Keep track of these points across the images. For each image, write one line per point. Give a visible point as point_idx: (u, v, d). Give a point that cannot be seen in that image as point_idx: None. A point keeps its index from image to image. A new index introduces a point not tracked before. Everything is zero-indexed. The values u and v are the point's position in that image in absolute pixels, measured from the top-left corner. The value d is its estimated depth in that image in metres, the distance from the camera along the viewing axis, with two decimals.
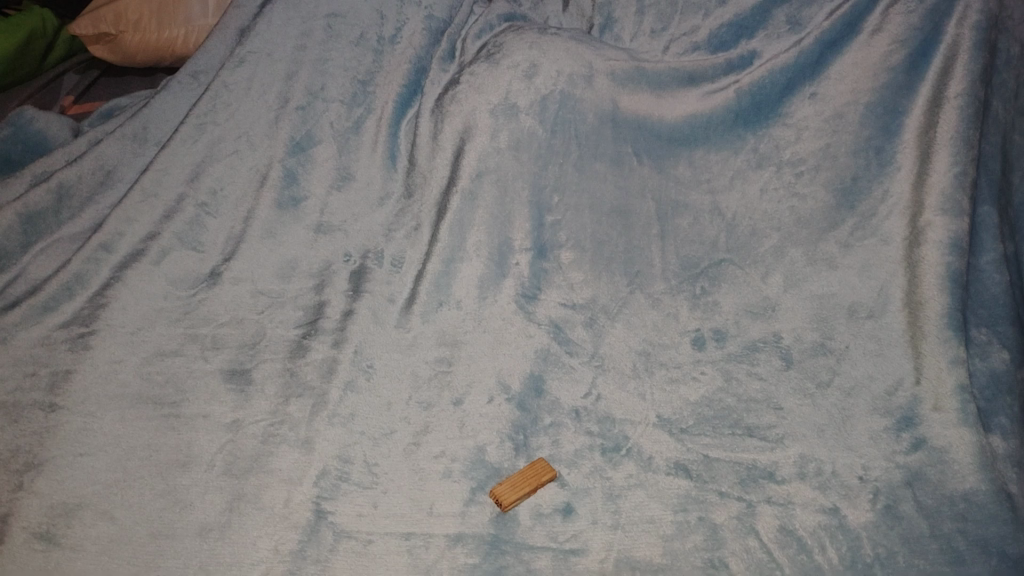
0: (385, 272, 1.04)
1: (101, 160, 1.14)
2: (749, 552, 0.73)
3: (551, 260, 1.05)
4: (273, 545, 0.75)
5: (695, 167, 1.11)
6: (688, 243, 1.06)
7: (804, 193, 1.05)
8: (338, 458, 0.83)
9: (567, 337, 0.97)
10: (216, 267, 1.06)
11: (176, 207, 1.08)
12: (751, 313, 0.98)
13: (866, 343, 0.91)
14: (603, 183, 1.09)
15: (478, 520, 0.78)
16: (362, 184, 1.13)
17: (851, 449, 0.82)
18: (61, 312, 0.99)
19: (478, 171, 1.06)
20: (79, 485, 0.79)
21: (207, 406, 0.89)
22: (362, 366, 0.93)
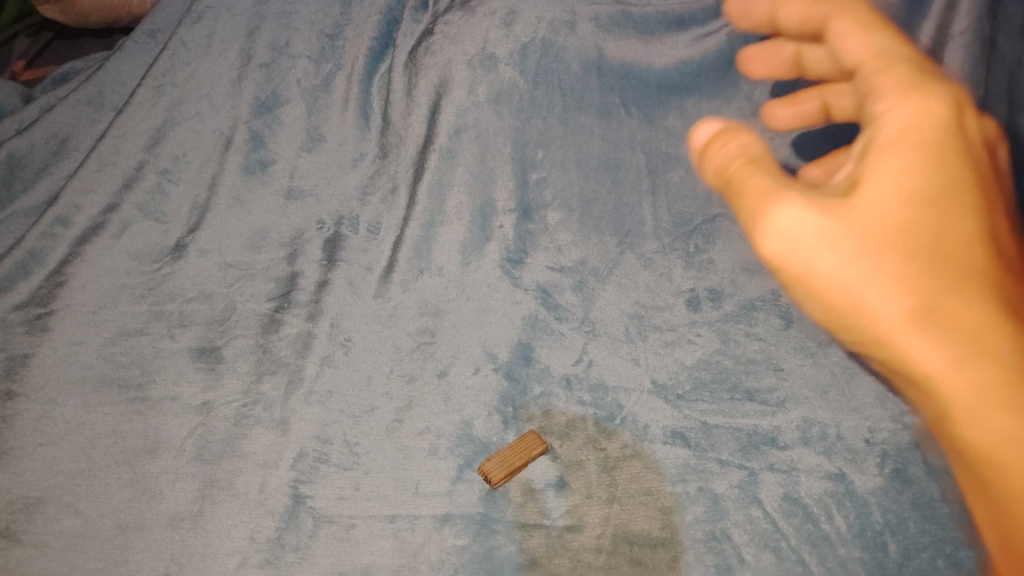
0: (362, 239, 0.98)
1: (54, 127, 1.06)
2: (753, 523, 0.70)
3: (537, 221, 0.99)
4: (249, 533, 0.71)
5: (687, 117, 1.05)
6: (681, 198, 1.00)
7: (801, 142, 0.98)
8: (316, 439, 0.79)
9: (555, 302, 0.91)
10: (181, 239, 0.98)
11: (136, 176, 1.01)
12: (748, 271, 0.92)
13: None
14: (591, 137, 1.03)
15: (467, 499, 0.73)
16: (333, 145, 1.04)
17: (856, 410, 0.77)
18: (18, 291, 0.93)
19: (456, 128, 1.02)
20: (40, 478, 0.75)
21: (175, 388, 0.83)
22: (340, 340, 0.88)
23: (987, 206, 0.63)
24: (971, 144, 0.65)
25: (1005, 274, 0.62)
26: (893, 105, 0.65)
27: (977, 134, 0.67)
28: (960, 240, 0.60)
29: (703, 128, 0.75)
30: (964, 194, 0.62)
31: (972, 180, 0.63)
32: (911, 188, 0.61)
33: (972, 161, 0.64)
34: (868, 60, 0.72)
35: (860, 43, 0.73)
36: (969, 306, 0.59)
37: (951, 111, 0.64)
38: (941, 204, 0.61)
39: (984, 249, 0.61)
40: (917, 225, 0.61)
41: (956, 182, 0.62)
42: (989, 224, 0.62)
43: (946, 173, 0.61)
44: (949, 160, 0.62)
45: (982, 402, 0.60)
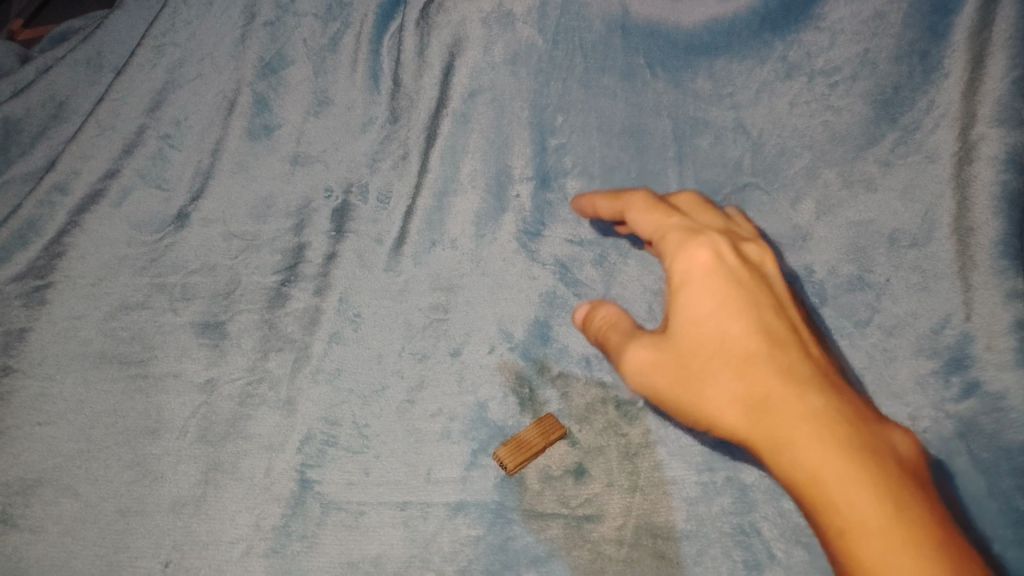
0: (372, 209, 0.93)
1: (52, 89, 1.02)
2: (784, 516, 0.66)
3: (555, 190, 0.95)
4: (254, 520, 0.68)
5: (716, 79, 0.98)
6: (709, 165, 0.95)
7: (839, 107, 0.94)
8: (324, 420, 0.75)
9: (574, 277, 0.87)
10: (183, 207, 0.93)
11: (137, 141, 0.96)
12: (781, 245, 0.88)
13: (909, 276, 0.83)
14: (613, 101, 0.98)
15: (481, 486, 0.70)
16: (341, 109, 0.98)
17: (895, 396, 0.75)
18: (14, 262, 0.88)
19: (471, 91, 0.98)
20: (38, 460, 0.72)
21: (178, 364, 0.80)
22: (349, 316, 0.84)
23: (795, 329, 0.64)
24: (752, 266, 0.66)
25: (822, 379, 0.61)
26: (684, 250, 0.65)
27: (766, 260, 0.69)
28: (746, 341, 0.62)
29: (577, 312, 0.76)
30: (754, 306, 0.63)
31: (758, 297, 0.64)
32: (693, 320, 0.62)
33: (756, 278, 0.66)
34: (653, 214, 0.72)
35: (639, 198, 0.75)
36: (770, 383, 0.60)
37: (724, 246, 0.66)
38: (729, 321, 0.62)
39: (772, 350, 0.61)
40: (723, 338, 0.61)
41: (755, 303, 0.64)
42: (780, 335, 0.63)
43: (733, 292, 0.63)
44: (731, 281, 0.63)
45: (836, 471, 0.54)
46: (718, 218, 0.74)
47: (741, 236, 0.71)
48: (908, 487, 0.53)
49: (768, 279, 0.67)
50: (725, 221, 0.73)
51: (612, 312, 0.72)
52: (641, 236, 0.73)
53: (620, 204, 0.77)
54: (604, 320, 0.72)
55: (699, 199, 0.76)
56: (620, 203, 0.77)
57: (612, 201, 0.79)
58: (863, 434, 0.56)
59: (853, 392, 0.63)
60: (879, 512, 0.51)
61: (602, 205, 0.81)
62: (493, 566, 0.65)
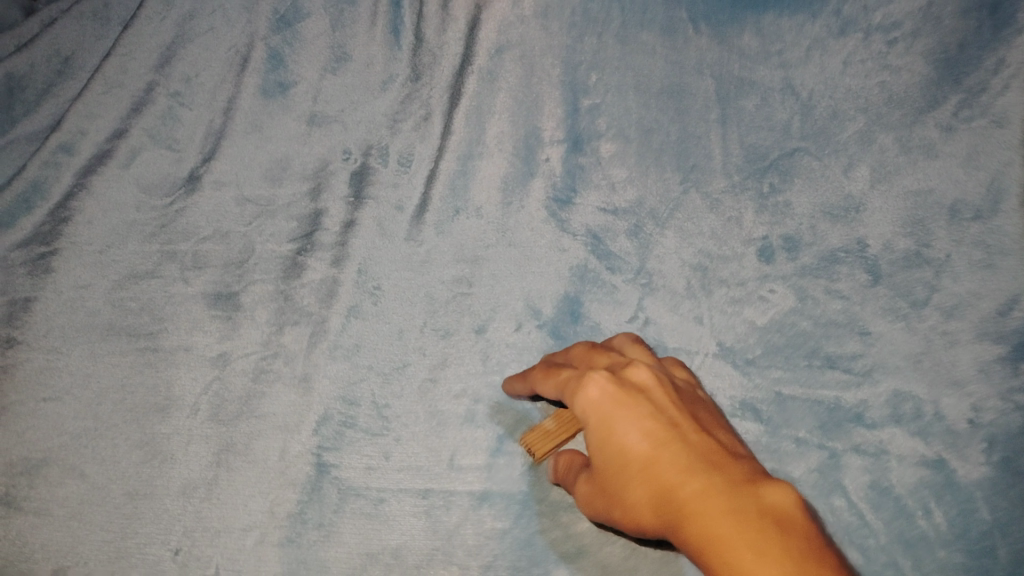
0: (392, 172, 0.88)
1: (57, 44, 0.96)
2: (835, 514, 0.61)
3: (588, 154, 0.89)
4: (268, 506, 0.64)
5: (764, 35, 0.92)
6: (754, 129, 0.88)
7: (897, 66, 0.87)
8: (341, 400, 0.71)
9: (607, 250, 0.81)
10: (194, 169, 0.88)
11: (145, 99, 0.90)
12: (832, 216, 0.82)
13: (971, 252, 0.77)
14: (651, 58, 0.92)
15: (508, 475, 0.66)
16: (360, 65, 0.92)
17: (956, 385, 0.68)
18: (19, 228, 0.83)
19: (498, 47, 0.94)
20: (42, 438, 0.68)
21: (189, 337, 0.76)
22: (368, 288, 0.79)
23: (678, 422, 0.56)
24: (636, 385, 0.57)
25: (709, 464, 0.52)
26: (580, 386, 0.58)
27: (656, 371, 0.60)
28: (636, 452, 0.54)
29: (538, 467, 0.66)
30: (639, 418, 0.55)
31: (643, 405, 0.56)
32: (602, 447, 0.55)
33: (637, 389, 0.57)
34: (549, 373, 0.65)
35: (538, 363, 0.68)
36: (669, 479, 0.52)
37: (608, 378, 0.57)
38: (617, 438, 0.55)
39: (664, 446, 0.54)
40: (626, 461, 0.54)
41: (639, 415, 0.55)
42: (665, 435, 0.54)
43: (621, 407, 0.56)
44: (616, 405, 0.56)
45: (728, 535, 0.47)
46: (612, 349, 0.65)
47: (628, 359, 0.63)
48: (777, 533, 0.47)
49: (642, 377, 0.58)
50: (620, 352, 0.65)
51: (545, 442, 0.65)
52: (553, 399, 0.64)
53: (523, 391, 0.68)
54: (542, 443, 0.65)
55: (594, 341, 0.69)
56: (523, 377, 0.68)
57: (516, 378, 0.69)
58: (750, 508, 0.48)
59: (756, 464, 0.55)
60: (783, 564, 0.45)
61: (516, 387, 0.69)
62: (520, 562, 0.61)
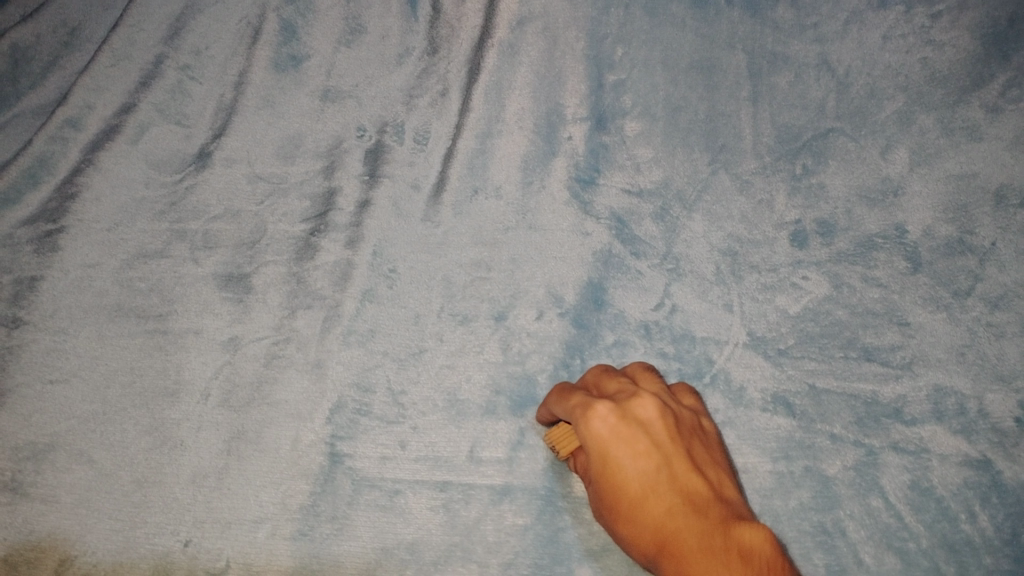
0: (408, 150, 0.84)
1: (63, 14, 0.93)
2: (873, 515, 0.58)
3: (612, 132, 0.85)
4: (280, 498, 0.62)
5: (799, 7, 0.88)
6: (788, 108, 0.84)
7: (941, 41, 0.83)
8: (356, 387, 0.69)
9: (632, 233, 0.78)
10: (204, 145, 0.85)
11: (154, 72, 0.87)
12: (869, 200, 0.78)
13: (1018, 240, 0.73)
14: (680, 31, 0.88)
15: (528, 469, 0.64)
16: (375, 38, 0.89)
17: (1003, 380, 0.65)
18: (24, 205, 0.80)
19: (519, 19, 0.90)
20: (49, 422, 0.66)
21: (199, 320, 0.73)
22: (384, 271, 0.76)
23: (673, 457, 0.53)
24: (638, 420, 0.54)
25: (695, 505, 0.50)
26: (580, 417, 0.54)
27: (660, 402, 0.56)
28: (627, 487, 0.52)
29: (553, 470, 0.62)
30: (631, 455, 0.52)
31: (639, 437, 0.53)
32: (600, 478, 0.53)
33: (637, 420, 0.54)
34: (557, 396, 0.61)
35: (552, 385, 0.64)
36: (654, 519, 0.50)
37: (610, 410, 0.54)
38: (612, 470, 0.52)
39: (653, 484, 0.51)
40: (618, 494, 0.52)
41: (635, 452, 0.52)
42: (656, 467, 0.52)
43: (620, 440, 0.53)
44: (613, 438, 0.53)
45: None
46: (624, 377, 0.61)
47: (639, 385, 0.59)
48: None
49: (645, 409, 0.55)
50: (630, 377, 0.61)
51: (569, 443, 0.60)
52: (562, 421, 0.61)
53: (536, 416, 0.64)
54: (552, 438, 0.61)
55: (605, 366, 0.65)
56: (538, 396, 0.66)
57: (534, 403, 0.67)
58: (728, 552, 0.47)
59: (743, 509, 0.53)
60: None
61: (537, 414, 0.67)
62: (542, 559, 0.59)
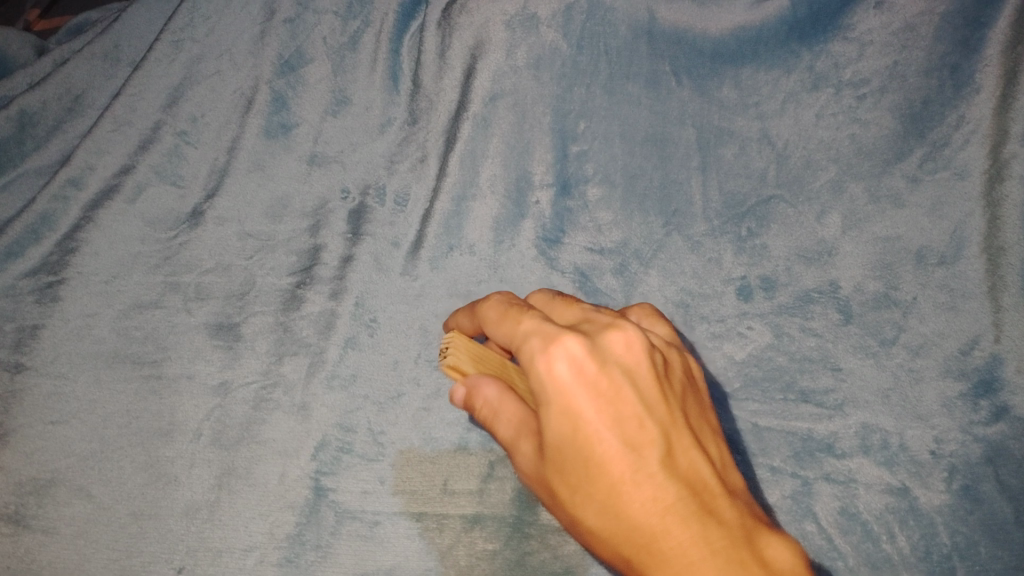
0: (389, 211, 0.92)
1: (68, 82, 0.98)
2: (807, 538, 0.68)
3: (575, 197, 0.93)
4: (267, 528, 0.68)
5: (741, 88, 0.96)
6: (732, 177, 0.93)
7: (866, 119, 0.91)
8: (338, 426, 0.74)
9: (594, 286, 0.86)
10: (199, 205, 0.91)
11: (152, 137, 0.92)
12: (805, 259, 0.87)
13: (936, 295, 0.82)
14: (637, 108, 0.96)
15: (498, 500, 0.70)
16: (360, 109, 0.96)
17: (921, 418, 0.74)
18: (27, 258, 0.86)
19: (492, 94, 0.96)
20: (50, 459, 0.71)
21: (191, 365, 0.78)
22: (365, 320, 0.83)
23: (666, 426, 0.50)
24: (617, 369, 0.50)
25: (693, 494, 0.48)
26: (542, 356, 0.49)
27: (640, 346, 0.52)
28: (608, 462, 0.48)
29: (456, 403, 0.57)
30: (611, 421, 0.49)
31: (622, 395, 0.50)
32: (568, 439, 0.49)
33: (618, 372, 0.50)
34: (502, 318, 0.55)
35: (495, 301, 0.58)
36: (643, 514, 0.48)
37: (586, 354, 0.49)
38: (584, 434, 0.48)
39: (639, 461, 0.49)
40: (589, 462, 0.48)
41: (616, 415, 0.49)
42: (644, 441, 0.49)
43: (595, 397, 0.49)
44: (584, 389, 0.49)
45: None
46: (585, 310, 0.57)
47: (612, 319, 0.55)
48: None
49: (626, 356, 0.51)
50: (601, 309, 0.56)
51: (468, 363, 0.57)
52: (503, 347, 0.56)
53: (453, 338, 0.58)
54: (463, 354, 0.57)
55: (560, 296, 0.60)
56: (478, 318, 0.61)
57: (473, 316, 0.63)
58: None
59: (742, 496, 0.51)
60: None
61: (466, 326, 0.65)
62: None
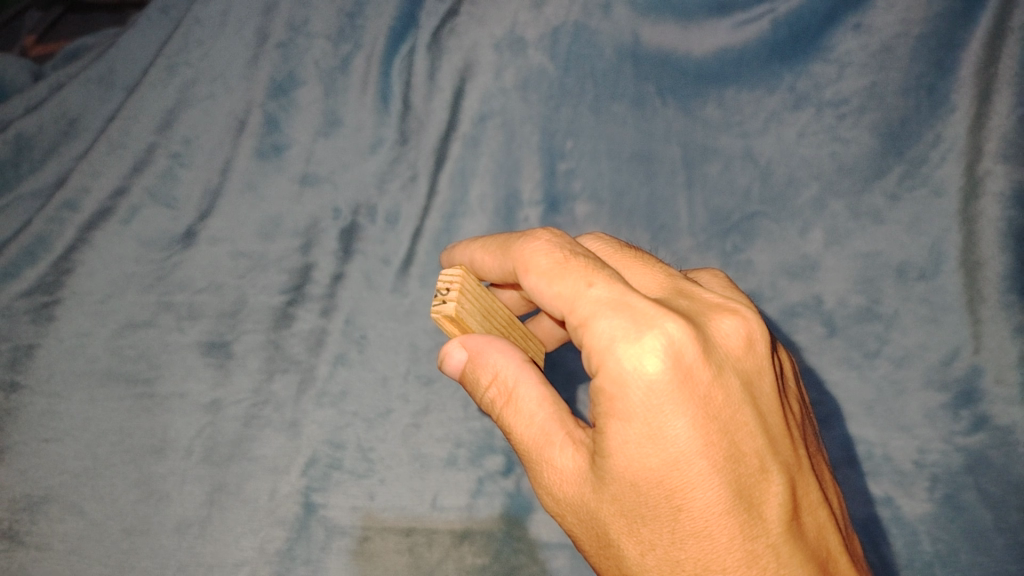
0: (379, 230, 0.93)
1: (64, 107, 0.98)
2: None
3: (563, 215, 0.96)
4: (258, 543, 0.71)
5: (726, 107, 0.96)
6: (718, 193, 0.94)
7: (847, 138, 0.91)
8: (328, 442, 0.77)
9: None
10: (191, 225, 0.91)
11: (146, 159, 0.93)
12: (789, 274, 0.89)
13: (917, 308, 0.84)
14: (623, 127, 0.96)
15: (487, 514, 0.74)
16: (351, 130, 0.95)
17: (904, 429, 0.80)
18: (23, 278, 0.87)
19: (482, 114, 0.97)
20: (44, 476, 0.75)
21: (183, 384, 0.81)
22: (355, 337, 0.85)
23: (784, 467, 0.54)
24: (735, 399, 0.54)
25: (816, 563, 0.54)
26: (634, 365, 0.51)
27: (761, 372, 0.56)
28: (711, 509, 0.52)
29: (448, 363, 0.63)
30: (724, 459, 0.52)
31: (736, 418, 0.53)
32: (675, 475, 0.52)
33: (731, 388, 0.54)
34: (559, 274, 0.57)
35: (542, 247, 0.59)
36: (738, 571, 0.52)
37: (709, 380, 0.53)
38: (687, 466, 0.52)
39: (751, 511, 0.53)
40: (684, 504, 0.52)
41: (732, 454, 0.52)
42: (760, 487, 0.53)
43: (703, 417, 0.52)
44: (695, 418, 0.52)
45: None
46: (663, 279, 0.61)
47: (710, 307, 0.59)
48: None
49: (735, 361, 0.55)
50: (700, 296, 0.59)
51: (471, 317, 0.64)
52: (547, 305, 0.57)
53: (459, 280, 0.63)
54: (467, 303, 0.63)
55: (623, 253, 0.64)
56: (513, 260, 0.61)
57: (499, 257, 0.62)
58: None
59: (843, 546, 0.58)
60: None
61: (485, 261, 0.65)
62: None
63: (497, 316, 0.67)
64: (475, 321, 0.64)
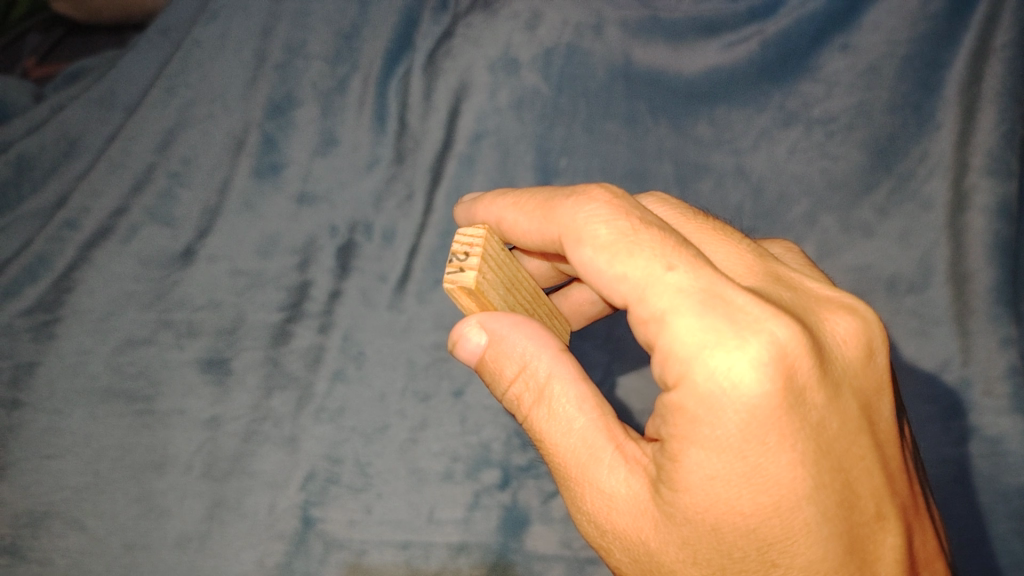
0: (377, 247, 0.93)
1: (64, 128, 1.00)
2: None
3: None
4: (258, 557, 0.75)
5: (717, 125, 0.97)
6: (710, 210, 0.95)
7: (836, 154, 0.92)
8: (327, 458, 0.79)
9: None
10: (190, 243, 0.92)
11: (146, 179, 0.95)
12: None
13: (908, 321, 0.86)
14: (617, 145, 0.97)
15: (483, 527, 0.76)
16: (347, 149, 0.95)
17: None
18: (23, 297, 0.89)
19: (477, 133, 0.97)
20: (46, 492, 0.79)
21: (183, 401, 0.83)
22: (352, 354, 0.86)
23: (894, 508, 0.56)
24: (852, 428, 0.55)
25: None
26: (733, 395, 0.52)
27: (876, 396, 0.57)
28: (814, 564, 0.54)
29: (463, 347, 0.65)
30: (838, 503, 0.54)
31: (850, 453, 0.54)
32: (778, 515, 0.53)
33: (850, 415, 0.55)
34: (631, 248, 0.58)
35: (600, 220, 0.60)
36: None
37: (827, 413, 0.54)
38: (791, 512, 0.53)
39: (864, 565, 0.54)
40: (780, 546, 0.54)
41: (845, 496, 0.54)
42: (869, 529, 0.55)
43: (812, 454, 0.53)
44: (804, 456, 0.53)
45: None
46: (752, 262, 0.63)
47: (817, 302, 0.60)
48: None
49: (854, 379, 0.56)
50: (819, 300, 0.60)
51: (493, 284, 0.65)
52: (608, 282, 0.58)
53: (481, 244, 0.65)
54: (488, 271, 0.65)
55: (692, 227, 0.66)
56: (564, 223, 0.62)
57: (540, 218, 0.64)
58: None
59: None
60: None
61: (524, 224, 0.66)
62: None
63: (517, 287, 0.69)
64: (495, 295, 0.66)
